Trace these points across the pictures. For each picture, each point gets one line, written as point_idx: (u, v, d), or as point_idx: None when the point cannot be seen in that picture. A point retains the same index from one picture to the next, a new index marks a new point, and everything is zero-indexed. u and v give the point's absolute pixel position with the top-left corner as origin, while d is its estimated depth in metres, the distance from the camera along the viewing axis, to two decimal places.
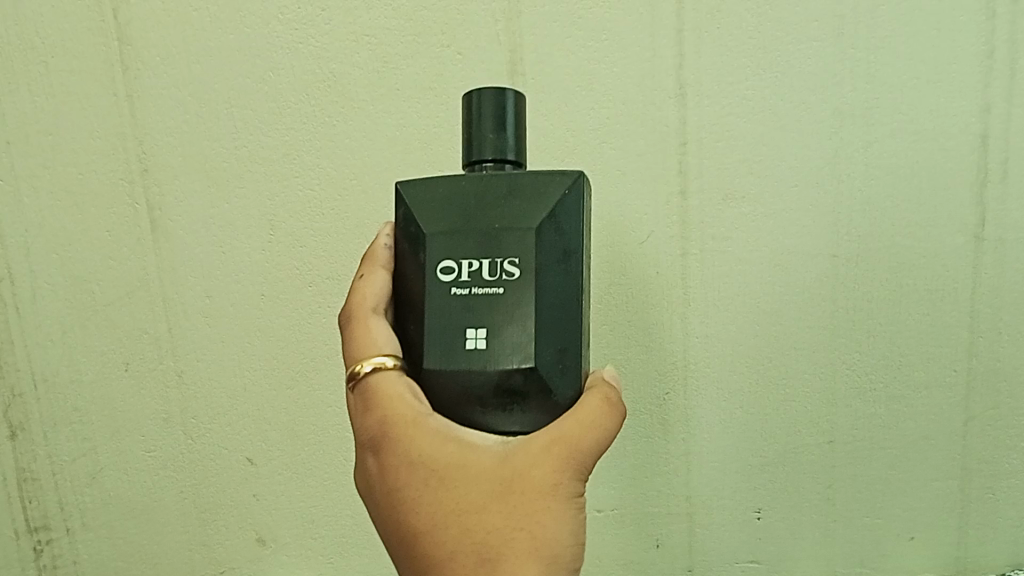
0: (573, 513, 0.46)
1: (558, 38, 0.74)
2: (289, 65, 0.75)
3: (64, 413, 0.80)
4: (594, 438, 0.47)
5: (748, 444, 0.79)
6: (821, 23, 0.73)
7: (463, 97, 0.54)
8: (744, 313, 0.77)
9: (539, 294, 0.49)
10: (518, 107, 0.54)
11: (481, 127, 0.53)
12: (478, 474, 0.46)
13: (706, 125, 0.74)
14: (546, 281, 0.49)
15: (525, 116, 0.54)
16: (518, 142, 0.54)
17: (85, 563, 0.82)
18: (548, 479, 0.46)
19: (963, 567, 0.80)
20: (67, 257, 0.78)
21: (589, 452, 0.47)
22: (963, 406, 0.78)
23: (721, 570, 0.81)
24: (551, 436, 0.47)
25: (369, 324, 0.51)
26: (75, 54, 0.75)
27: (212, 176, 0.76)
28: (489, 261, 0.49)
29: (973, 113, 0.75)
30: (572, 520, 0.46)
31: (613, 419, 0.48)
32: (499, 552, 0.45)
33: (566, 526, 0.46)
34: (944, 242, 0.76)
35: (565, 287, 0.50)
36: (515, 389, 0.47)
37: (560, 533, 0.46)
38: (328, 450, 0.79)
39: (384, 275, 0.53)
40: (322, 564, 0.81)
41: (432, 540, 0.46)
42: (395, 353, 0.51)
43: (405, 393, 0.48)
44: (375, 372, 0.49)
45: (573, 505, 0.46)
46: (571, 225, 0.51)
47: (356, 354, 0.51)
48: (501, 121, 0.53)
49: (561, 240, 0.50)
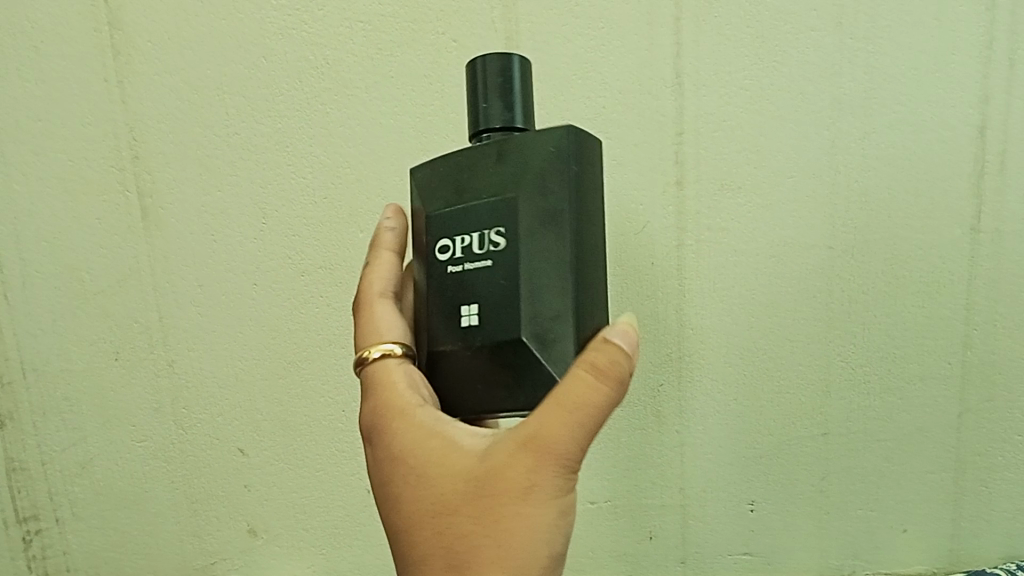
0: (553, 516, 0.41)
1: (556, 26, 0.73)
2: (283, 51, 0.74)
3: (53, 402, 0.79)
4: (576, 431, 0.40)
5: (742, 435, 0.79)
6: (820, 13, 0.73)
7: (467, 68, 0.51)
8: (741, 304, 0.76)
9: (527, 263, 0.45)
10: (524, 71, 0.51)
11: (484, 96, 0.50)
12: (452, 471, 0.43)
13: (704, 115, 0.74)
14: (530, 249, 0.45)
15: (532, 80, 0.51)
16: (527, 109, 0.50)
17: (74, 554, 0.82)
18: (520, 483, 0.41)
19: (956, 559, 0.81)
20: (57, 244, 0.77)
21: (569, 448, 0.41)
22: (958, 399, 0.78)
23: (714, 562, 0.81)
24: (528, 432, 0.41)
25: (375, 306, 0.51)
26: (66, 38, 0.74)
27: (204, 163, 0.75)
28: (479, 234, 0.47)
29: (973, 104, 0.74)
30: (551, 524, 0.41)
31: (608, 402, 0.41)
32: (463, 562, 0.41)
33: (541, 533, 0.41)
34: (942, 233, 0.76)
35: (557, 251, 0.45)
36: (508, 366, 0.45)
37: (535, 541, 0.41)
38: (322, 441, 0.79)
39: (389, 259, 0.54)
40: (314, 556, 0.81)
41: (407, 541, 0.44)
42: (402, 339, 0.50)
43: (401, 383, 0.47)
44: (380, 359, 0.49)
45: (550, 510, 0.41)
46: (554, 182, 0.45)
47: (364, 341, 0.50)
48: (504, 86, 0.50)
49: (548, 200, 0.45)
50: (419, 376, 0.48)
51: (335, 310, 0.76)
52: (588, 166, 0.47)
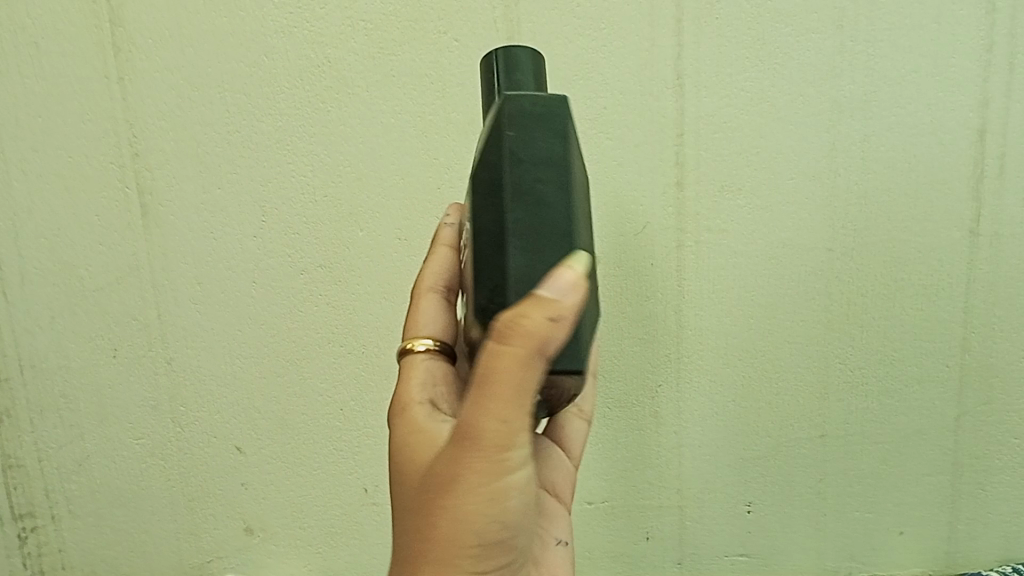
0: (483, 502, 0.40)
1: (558, 26, 0.72)
2: (283, 49, 0.73)
3: (51, 399, 0.79)
4: (486, 408, 0.38)
5: (740, 437, 0.79)
6: (822, 15, 0.72)
7: (480, 70, 0.54)
8: (739, 307, 0.77)
9: (479, 237, 0.43)
10: (530, 57, 0.52)
11: (493, 84, 0.51)
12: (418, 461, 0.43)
13: (704, 116, 0.74)
14: (479, 221, 0.43)
15: (541, 67, 0.52)
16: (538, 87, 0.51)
17: (73, 550, 0.82)
18: (451, 463, 0.40)
19: (950, 560, 0.82)
20: (55, 242, 0.76)
21: (483, 424, 0.39)
22: (956, 402, 0.79)
23: (711, 563, 0.82)
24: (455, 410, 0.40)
25: (421, 300, 0.53)
26: (62, 32, 0.73)
27: (204, 160, 0.75)
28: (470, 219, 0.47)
29: (973, 107, 0.74)
30: (481, 507, 0.40)
31: (521, 370, 0.37)
32: (411, 548, 0.42)
33: (470, 517, 0.40)
34: (942, 238, 0.76)
35: (493, 219, 0.42)
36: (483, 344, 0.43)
37: (465, 524, 0.40)
38: (319, 440, 0.80)
39: (445, 253, 0.55)
40: (312, 553, 0.82)
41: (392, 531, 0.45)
42: (436, 336, 0.52)
43: (415, 381, 0.49)
44: (411, 355, 0.51)
45: (480, 491, 0.40)
46: (491, 147, 0.43)
47: (407, 333, 0.53)
48: (507, 69, 0.51)
49: (490, 170, 0.42)
50: (439, 374, 0.50)
51: (334, 310, 0.77)
52: (538, 122, 0.42)
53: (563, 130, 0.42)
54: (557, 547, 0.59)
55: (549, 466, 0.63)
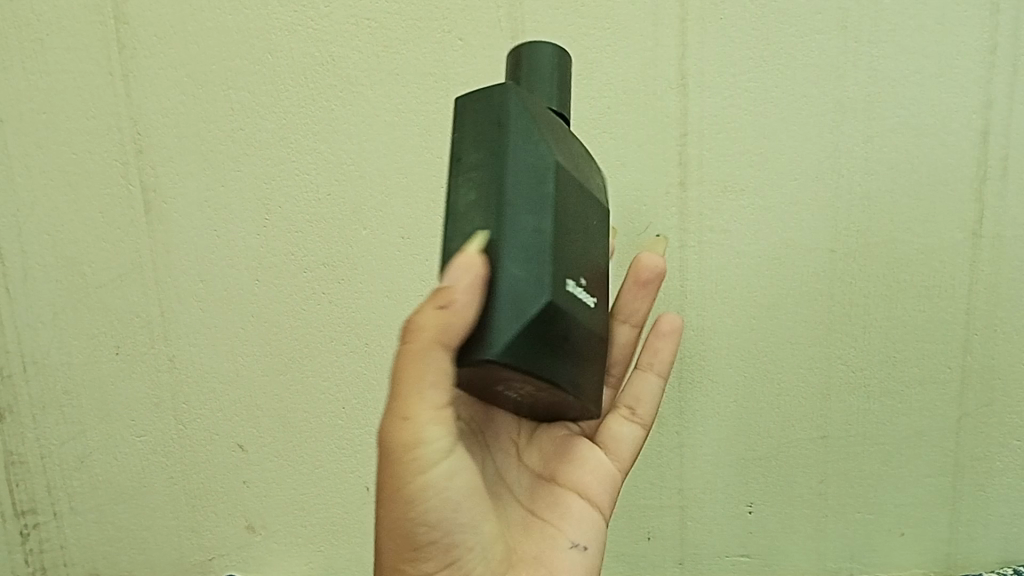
0: (407, 476, 0.49)
1: (561, 25, 0.72)
2: (287, 47, 0.73)
3: (53, 396, 0.79)
4: (406, 388, 0.47)
5: (742, 437, 0.79)
6: (825, 15, 0.72)
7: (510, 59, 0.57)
8: (742, 307, 0.77)
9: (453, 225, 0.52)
10: (552, 53, 0.54)
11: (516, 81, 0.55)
12: None
13: (707, 116, 0.74)
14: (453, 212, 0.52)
15: (560, 65, 0.55)
16: (555, 85, 0.54)
17: (73, 547, 0.83)
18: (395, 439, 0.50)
19: (951, 561, 0.82)
20: (58, 239, 0.76)
21: (406, 402, 0.47)
22: (957, 403, 0.79)
23: (711, 563, 0.82)
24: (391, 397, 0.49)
25: None
26: (66, 29, 0.73)
27: (207, 157, 0.75)
28: None
29: (975, 109, 0.74)
30: (405, 481, 0.49)
31: (419, 357, 0.46)
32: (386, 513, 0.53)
33: (412, 484, 0.49)
34: (944, 239, 0.76)
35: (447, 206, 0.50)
36: None
37: (408, 489, 0.49)
38: (320, 439, 0.80)
39: None
40: (313, 552, 0.82)
41: None
42: None
43: None
44: None
45: (414, 462, 0.48)
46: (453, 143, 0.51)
47: None
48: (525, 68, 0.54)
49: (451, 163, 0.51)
50: None
51: (337, 307, 0.77)
52: (479, 118, 0.49)
53: (501, 119, 0.49)
54: (568, 551, 0.57)
55: (589, 471, 0.60)
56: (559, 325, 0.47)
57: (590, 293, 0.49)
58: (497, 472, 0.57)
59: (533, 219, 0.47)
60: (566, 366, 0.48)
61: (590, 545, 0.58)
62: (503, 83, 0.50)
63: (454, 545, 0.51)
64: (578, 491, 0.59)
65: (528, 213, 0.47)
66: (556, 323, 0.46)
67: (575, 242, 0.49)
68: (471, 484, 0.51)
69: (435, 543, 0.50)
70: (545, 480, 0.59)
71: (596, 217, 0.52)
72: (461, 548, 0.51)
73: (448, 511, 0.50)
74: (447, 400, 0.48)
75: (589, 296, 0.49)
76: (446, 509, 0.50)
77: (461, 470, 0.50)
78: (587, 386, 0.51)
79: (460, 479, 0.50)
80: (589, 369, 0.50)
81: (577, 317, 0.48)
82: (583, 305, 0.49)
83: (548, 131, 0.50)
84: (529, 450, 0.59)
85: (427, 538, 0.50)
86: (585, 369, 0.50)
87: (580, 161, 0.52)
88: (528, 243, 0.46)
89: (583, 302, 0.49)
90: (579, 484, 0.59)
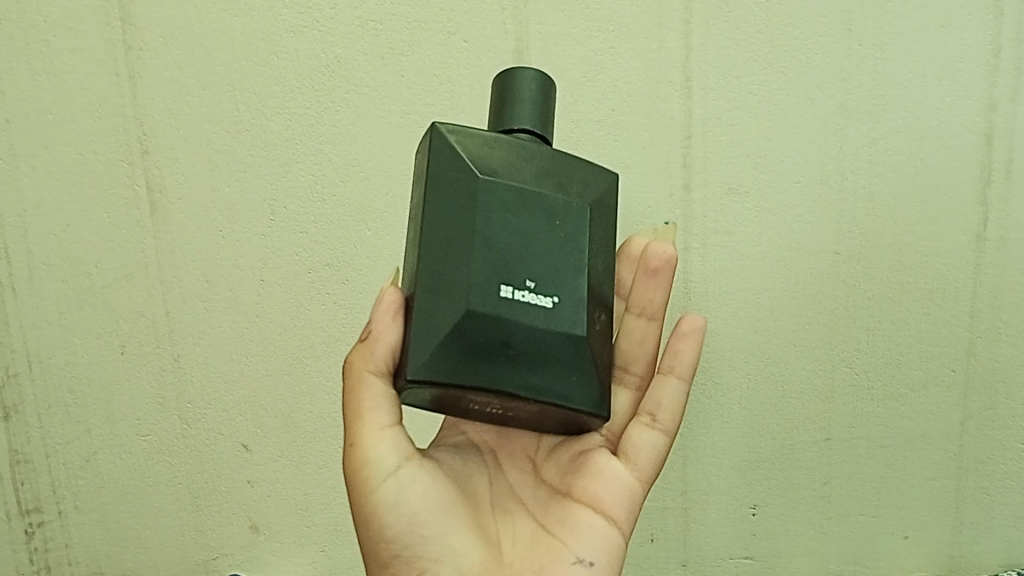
0: (361, 494, 0.53)
1: (566, 27, 0.73)
2: (292, 48, 0.73)
3: (58, 395, 0.79)
4: (351, 418, 0.52)
5: (745, 439, 0.79)
6: (829, 18, 0.72)
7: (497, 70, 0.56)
8: (745, 309, 0.77)
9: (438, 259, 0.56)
10: (534, 76, 0.54)
11: (499, 98, 0.55)
12: None
13: (711, 119, 0.74)
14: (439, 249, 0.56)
15: (542, 85, 0.54)
16: (536, 108, 0.54)
17: (77, 546, 0.83)
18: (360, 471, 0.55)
19: (955, 565, 0.82)
20: (65, 239, 0.77)
21: (353, 430, 0.52)
22: (960, 406, 0.79)
23: (715, 565, 0.82)
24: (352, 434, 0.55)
25: None
26: (73, 30, 0.73)
27: (212, 158, 0.75)
28: None
29: (979, 112, 0.74)
30: (361, 499, 0.53)
31: (357, 382, 0.52)
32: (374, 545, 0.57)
33: (369, 504, 0.53)
34: (949, 242, 0.76)
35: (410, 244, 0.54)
36: None
37: (367, 510, 0.53)
38: (324, 439, 0.80)
39: None
40: (316, 552, 0.83)
41: None
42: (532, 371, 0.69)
43: None
44: None
45: (370, 482, 0.52)
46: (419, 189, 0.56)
47: None
48: (508, 88, 0.54)
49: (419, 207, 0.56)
50: None
51: (341, 308, 0.77)
52: (421, 166, 0.54)
53: (429, 162, 0.52)
54: (570, 566, 0.55)
55: (602, 483, 0.57)
56: (490, 332, 0.48)
57: (541, 293, 0.50)
58: (510, 489, 0.58)
59: (457, 242, 0.50)
60: (513, 370, 0.49)
61: (599, 561, 0.55)
62: (431, 125, 0.53)
63: (417, 557, 0.53)
64: (590, 504, 0.57)
65: (451, 239, 0.50)
66: (482, 331, 0.48)
67: (524, 246, 0.50)
68: (428, 499, 0.53)
69: (398, 557, 0.53)
70: (559, 494, 0.57)
71: (566, 216, 0.52)
72: (425, 561, 0.53)
73: (403, 524, 0.53)
74: (390, 421, 0.52)
75: (540, 295, 0.50)
76: (401, 522, 0.52)
77: (414, 486, 0.53)
78: (558, 385, 0.50)
79: (415, 495, 0.53)
80: (558, 367, 0.50)
81: (518, 319, 0.49)
82: (531, 307, 0.50)
83: (486, 159, 0.51)
84: (546, 464, 0.59)
85: (389, 551, 0.53)
86: (552, 368, 0.49)
87: (547, 174, 0.52)
88: (446, 263, 0.50)
89: (526, 303, 0.49)
90: (591, 496, 0.57)
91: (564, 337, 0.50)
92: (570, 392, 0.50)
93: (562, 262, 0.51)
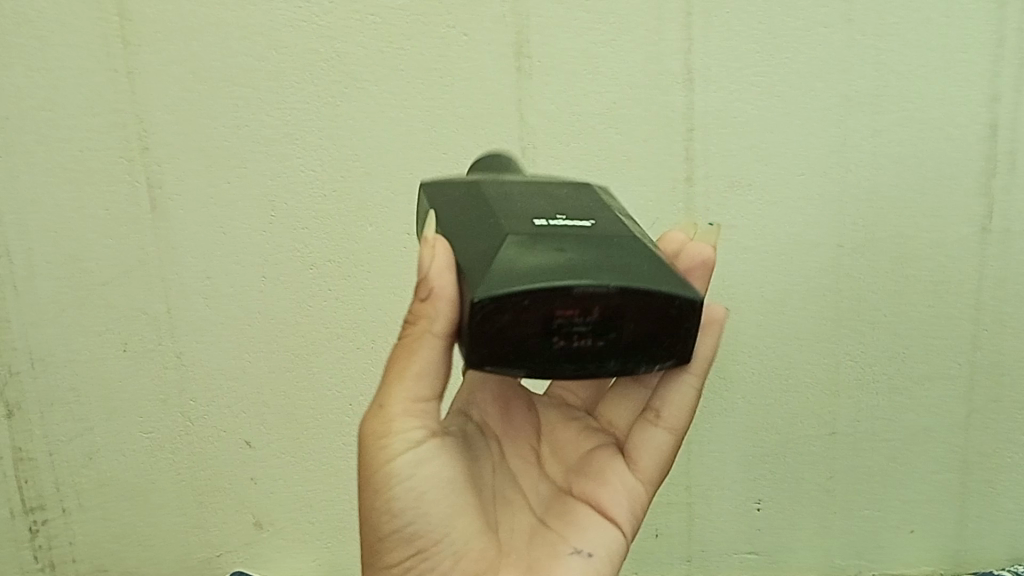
0: (373, 460, 0.47)
1: (566, 19, 0.72)
2: (289, 43, 0.72)
3: (61, 392, 0.79)
4: (390, 383, 0.45)
5: (749, 434, 0.79)
6: (831, 9, 0.71)
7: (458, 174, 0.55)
8: (748, 303, 0.76)
9: None
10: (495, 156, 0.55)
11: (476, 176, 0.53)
12: None
13: (713, 111, 0.73)
14: None
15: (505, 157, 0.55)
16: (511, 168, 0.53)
17: (81, 543, 0.83)
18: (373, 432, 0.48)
19: (958, 557, 0.83)
20: (65, 236, 0.76)
21: (389, 396, 0.46)
22: (965, 398, 0.79)
23: (718, 560, 0.82)
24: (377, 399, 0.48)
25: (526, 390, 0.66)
26: (70, 25, 0.72)
27: (211, 154, 0.74)
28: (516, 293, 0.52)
29: (983, 102, 0.73)
30: (372, 466, 0.47)
31: (409, 346, 0.44)
32: None
33: (380, 472, 0.47)
34: (952, 234, 0.75)
35: None
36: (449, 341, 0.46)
37: (376, 475, 0.47)
38: (327, 436, 0.81)
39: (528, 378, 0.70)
40: (319, 547, 0.84)
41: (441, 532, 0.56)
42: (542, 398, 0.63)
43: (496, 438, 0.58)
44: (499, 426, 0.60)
45: (391, 450, 0.46)
46: None
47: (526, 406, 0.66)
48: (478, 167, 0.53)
49: None
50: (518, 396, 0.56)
51: (341, 304, 0.77)
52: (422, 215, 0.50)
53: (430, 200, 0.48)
54: (567, 557, 0.50)
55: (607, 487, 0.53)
56: (545, 244, 0.41)
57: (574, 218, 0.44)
58: (514, 478, 0.53)
59: (475, 215, 0.44)
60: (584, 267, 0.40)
61: (598, 554, 0.51)
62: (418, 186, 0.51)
63: (418, 536, 0.47)
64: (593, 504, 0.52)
65: (469, 215, 0.45)
66: (535, 242, 0.41)
67: (541, 204, 0.45)
68: (442, 480, 0.48)
69: (397, 532, 0.47)
70: (563, 492, 0.53)
71: (576, 192, 0.48)
72: (426, 540, 0.47)
73: (410, 500, 0.47)
74: (427, 394, 0.45)
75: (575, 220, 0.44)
76: (409, 499, 0.47)
77: (433, 464, 0.47)
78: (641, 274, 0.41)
79: (428, 477, 0.47)
80: (629, 261, 0.41)
81: (566, 234, 0.42)
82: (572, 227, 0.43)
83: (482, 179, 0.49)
84: (552, 459, 0.55)
85: (389, 525, 0.47)
86: (624, 264, 0.41)
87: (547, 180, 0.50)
88: (472, 224, 0.44)
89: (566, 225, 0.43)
90: (589, 496, 0.53)
91: (622, 241, 0.43)
92: (657, 279, 0.41)
93: (588, 208, 0.46)
